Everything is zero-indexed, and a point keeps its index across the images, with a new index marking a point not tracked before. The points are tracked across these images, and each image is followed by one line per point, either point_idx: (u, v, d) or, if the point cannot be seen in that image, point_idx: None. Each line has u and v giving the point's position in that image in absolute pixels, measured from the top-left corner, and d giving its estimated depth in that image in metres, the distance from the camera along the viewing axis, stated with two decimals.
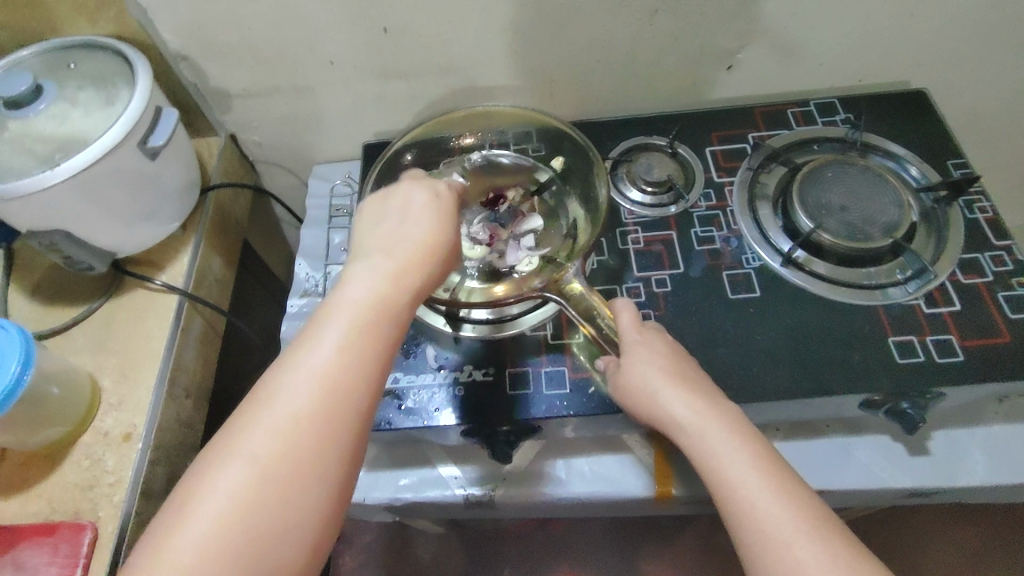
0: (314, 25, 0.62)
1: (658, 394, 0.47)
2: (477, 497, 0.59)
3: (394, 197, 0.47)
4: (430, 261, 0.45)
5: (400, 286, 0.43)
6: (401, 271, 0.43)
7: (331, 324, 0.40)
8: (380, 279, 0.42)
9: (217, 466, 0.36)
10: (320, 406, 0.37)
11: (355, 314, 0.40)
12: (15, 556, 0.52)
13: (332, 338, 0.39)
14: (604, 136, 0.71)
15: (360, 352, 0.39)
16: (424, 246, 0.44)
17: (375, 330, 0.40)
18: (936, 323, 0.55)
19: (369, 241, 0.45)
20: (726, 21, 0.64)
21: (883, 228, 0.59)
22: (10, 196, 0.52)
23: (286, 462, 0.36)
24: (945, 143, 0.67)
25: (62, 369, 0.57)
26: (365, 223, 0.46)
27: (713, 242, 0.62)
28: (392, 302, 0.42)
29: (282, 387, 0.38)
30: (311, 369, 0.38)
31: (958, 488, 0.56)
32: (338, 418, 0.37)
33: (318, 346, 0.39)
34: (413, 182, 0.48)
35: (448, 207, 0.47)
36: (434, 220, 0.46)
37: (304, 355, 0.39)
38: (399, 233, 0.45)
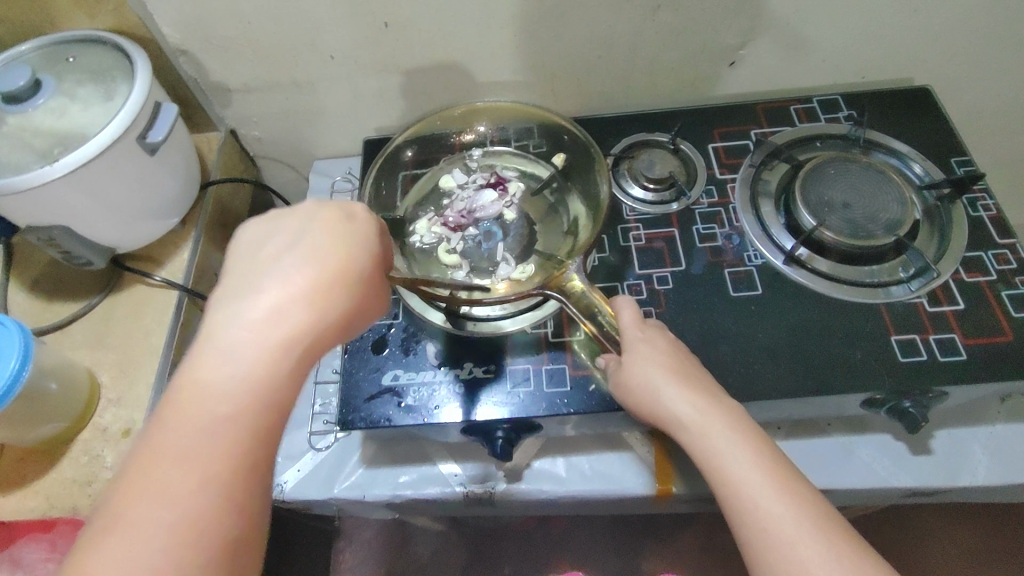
0: (314, 19, 0.62)
1: (661, 391, 0.46)
2: (477, 494, 0.59)
3: (287, 215, 0.43)
4: (331, 300, 0.40)
5: (287, 338, 0.37)
6: (289, 318, 0.38)
7: (203, 399, 0.35)
8: (263, 333, 0.37)
9: (118, 511, 0.32)
10: (186, 506, 0.32)
11: (234, 382, 0.35)
12: (14, 552, 0.54)
13: (204, 414, 0.34)
14: (606, 131, 0.70)
15: (236, 429, 0.34)
16: (320, 284, 0.39)
17: (256, 401, 0.35)
18: (939, 321, 0.55)
19: (252, 277, 0.40)
20: (730, 17, 0.63)
21: (885, 226, 0.59)
22: (9, 191, 0.52)
23: (194, 498, 0.32)
24: (949, 140, 0.66)
25: (60, 364, 0.56)
26: (248, 257, 0.41)
27: (715, 239, 0.62)
28: (276, 362, 0.36)
29: (141, 484, 0.32)
30: (176, 462, 0.33)
31: (960, 487, 0.56)
32: (207, 516, 0.32)
33: (186, 429, 0.34)
34: (314, 209, 0.43)
35: (358, 224, 0.43)
36: (335, 252, 0.41)
37: (171, 441, 0.33)
38: (291, 269, 0.40)
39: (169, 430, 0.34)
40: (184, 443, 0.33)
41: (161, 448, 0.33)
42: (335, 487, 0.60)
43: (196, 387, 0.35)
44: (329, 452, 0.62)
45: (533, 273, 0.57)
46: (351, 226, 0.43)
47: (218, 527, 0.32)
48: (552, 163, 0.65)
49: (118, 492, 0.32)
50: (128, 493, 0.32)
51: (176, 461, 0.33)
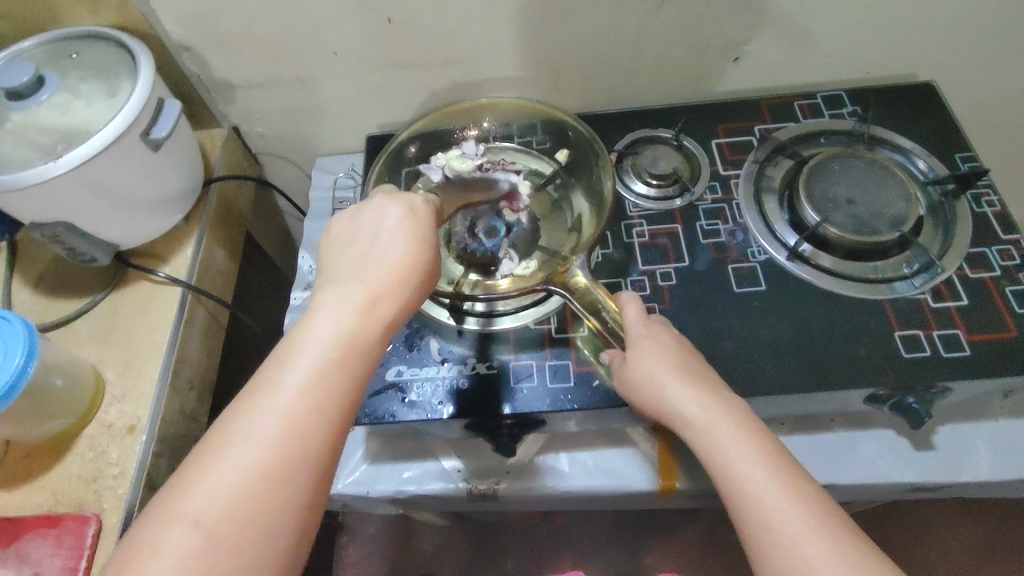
0: (317, 16, 0.62)
1: (666, 388, 0.46)
2: (480, 489, 0.59)
3: (365, 213, 0.45)
4: (408, 291, 0.42)
5: (372, 319, 0.41)
6: (375, 301, 0.41)
7: (289, 379, 0.38)
8: (353, 312, 0.40)
9: (202, 474, 0.35)
10: (279, 456, 0.36)
11: (324, 352, 0.39)
12: (19, 548, 0.52)
13: (299, 378, 0.38)
14: (610, 127, 0.70)
15: (326, 395, 0.38)
16: (401, 273, 0.42)
17: (344, 372, 0.39)
18: (943, 316, 0.55)
19: (342, 265, 0.43)
20: (733, 12, 0.63)
21: (889, 222, 0.59)
22: (13, 188, 0.52)
23: (266, 473, 0.35)
24: (953, 136, 0.66)
25: (65, 361, 0.57)
26: (338, 248, 0.45)
27: (719, 235, 0.62)
28: (361, 340, 0.40)
29: (243, 430, 0.36)
30: (271, 415, 0.37)
31: (963, 482, 0.56)
32: (296, 469, 0.36)
33: (282, 388, 0.37)
34: (385, 201, 0.45)
35: (424, 221, 0.45)
36: (412, 242, 0.43)
37: (270, 397, 0.37)
38: (373, 257, 0.43)
39: (251, 408, 0.37)
40: (281, 401, 0.37)
41: (258, 401, 0.37)
42: (339, 483, 0.60)
43: (293, 353, 0.39)
44: None
45: (536, 270, 0.57)
46: (413, 222, 0.44)
47: (300, 480, 0.36)
48: (556, 159, 0.65)
49: (222, 435, 0.36)
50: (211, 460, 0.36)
51: (273, 416, 0.37)
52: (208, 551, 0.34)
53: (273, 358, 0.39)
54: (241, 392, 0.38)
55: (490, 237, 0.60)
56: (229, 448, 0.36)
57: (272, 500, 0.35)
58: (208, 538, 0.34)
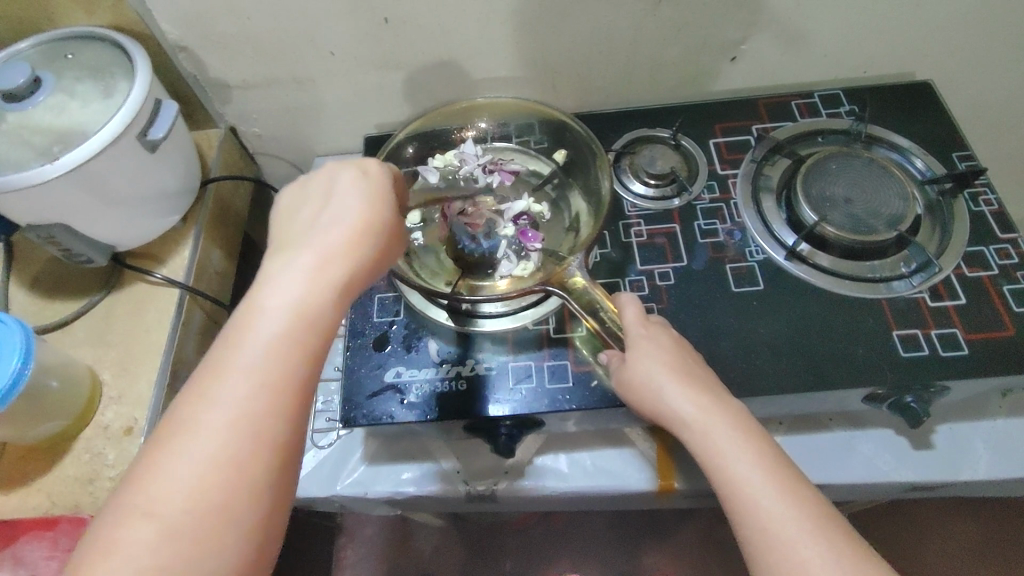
0: (314, 16, 0.62)
1: (664, 390, 0.46)
2: (479, 490, 0.59)
3: (316, 180, 0.45)
4: (365, 253, 0.42)
5: (328, 285, 0.40)
6: (326, 267, 0.40)
7: (247, 350, 0.37)
8: (306, 280, 0.39)
9: (165, 456, 0.35)
10: (240, 433, 0.35)
11: (280, 323, 0.38)
12: (15, 550, 0.53)
13: (253, 352, 0.37)
14: (607, 127, 0.70)
15: (283, 366, 0.37)
16: (355, 237, 0.41)
17: (304, 337, 0.38)
18: (941, 315, 0.55)
19: (296, 233, 0.42)
20: (730, 12, 0.63)
21: (887, 220, 0.59)
22: (8, 188, 0.51)
23: (234, 449, 0.35)
24: (950, 135, 0.66)
25: (62, 362, 0.56)
26: (292, 217, 0.44)
27: (716, 235, 0.62)
28: (320, 304, 0.39)
29: (201, 410, 0.36)
30: (228, 393, 0.36)
31: (961, 482, 0.56)
32: (260, 445, 0.36)
33: (236, 364, 0.37)
34: (336, 166, 0.45)
35: (377, 182, 0.44)
36: (363, 205, 0.42)
37: (223, 376, 0.36)
38: (326, 223, 0.42)
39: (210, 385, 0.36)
40: (236, 377, 0.36)
41: (213, 381, 0.36)
42: (337, 484, 0.60)
43: (245, 326, 0.38)
44: (331, 449, 0.62)
45: (535, 270, 0.57)
46: (367, 184, 0.44)
47: (268, 451, 0.36)
48: (554, 159, 0.65)
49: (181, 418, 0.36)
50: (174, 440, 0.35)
51: (229, 393, 0.36)
52: (178, 530, 0.33)
53: (229, 332, 0.38)
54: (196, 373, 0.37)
55: (490, 236, 0.60)
56: (191, 427, 0.35)
57: (241, 475, 0.35)
58: (174, 521, 0.33)
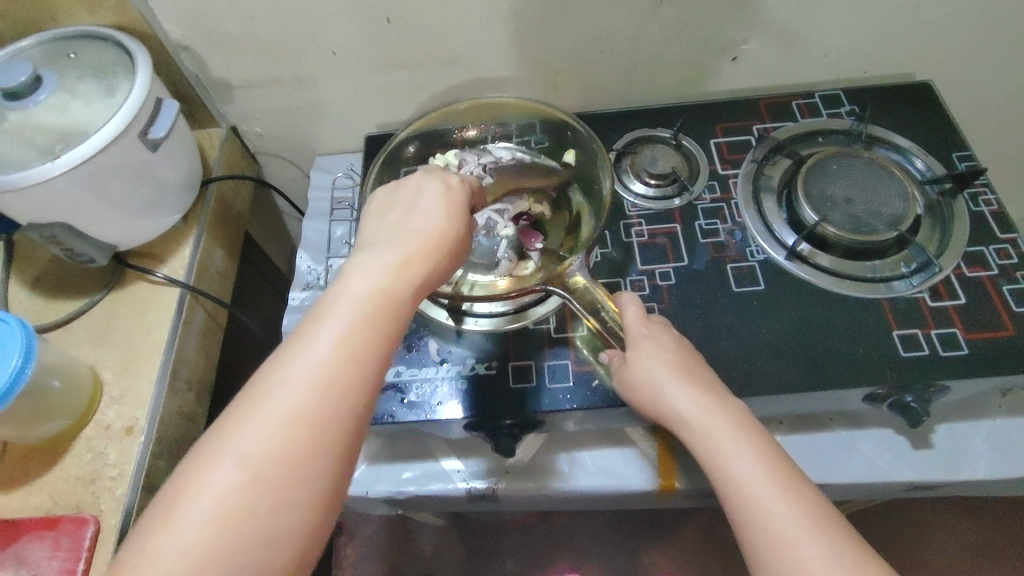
0: (316, 16, 0.62)
1: (667, 390, 0.46)
2: (480, 489, 0.59)
3: (405, 187, 0.46)
4: (440, 256, 0.43)
5: (407, 276, 0.41)
6: (409, 262, 0.41)
7: (327, 328, 0.38)
8: (390, 268, 0.40)
9: (239, 424, 0.35)
10: (321, 400, 0.35)
11: (359, 307, 0.38)
12: (16, 551, 0.52)
13: (339, 327, 0.38)
14: (609, 127, 0.70)
15: (366, 343, 0.38)
16: (438, 238, 0.43)
17: (381, 324, 0.39)
18: (941, 315, 0.55)
19: (378, 235, 0.43)
20: (732, 12, 0.63)
21: (888, 221, 0.59)
22: (10, 188, 0.51)
23: (308, 421, 0.35)
24: (951, 135, 0.66)
25: (63, 361, 0.56)
26: (375, 219, 0.45)
27: (717, 235, 0.62)
28: (397, 295, 0.40)
29: (286, 372, 0.36)
30: (314, 359, 0.36)
31: (961, 481, 0.56)
32: (339, 414, 0.36)
33: (323, 336, 0.37)
34: (422, 178, 0.47)
35: (456, 195, 0.46)
36: (450, 212, 0.44)
37: (303, 351, 0.37)
38: (412, 221, 0.43)
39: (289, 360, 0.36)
40: (322, 347, 0.37)
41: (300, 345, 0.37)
42: None
43: (331, 303, 0.39)
44: None
45: (535, 271, 0.58)
46: (445, 194, 0.45)
47: (339, 426, 0.36)
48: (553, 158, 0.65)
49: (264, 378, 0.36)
50: (247, 409, 0.35)
51: (315, 359, 0.36)
52: (248, 495, 0.33)
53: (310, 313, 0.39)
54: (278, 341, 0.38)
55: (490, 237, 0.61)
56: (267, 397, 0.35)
57: (314, 447, 0.35)
58: (260, 466, 0.34)
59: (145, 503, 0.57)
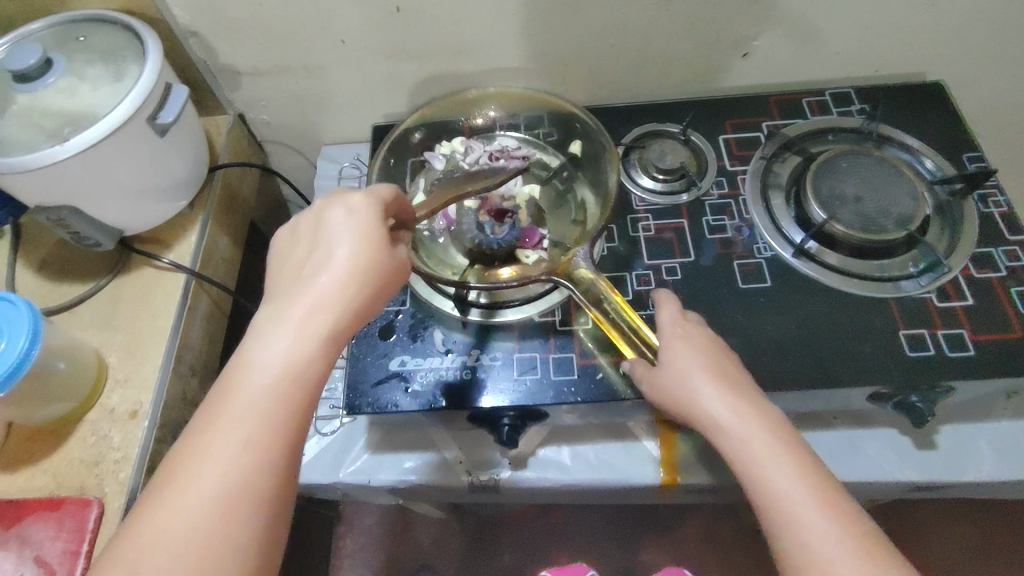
0: (326, 4, 0.62)
1: (702, 398, 0.45)
2: (482, 481, 0.59)
3: (307, 219, 0.45)
4: (350, 300, 0.41)
5: (314, 334, 0.40)
6: (313, 317, 0.40)
7: (237, 400, 0.38)
8: (297, 324, 0.40)
9: (154, 515, 0.35)
10: (228, 490, 0.36)
11: (268, 374, 0.38)
12: (20, 531, 0.52)
13: (244, 406, 0.37)
14: (617, 121, 0.70)
15: (274, 419, 0.38)
16: (344, 284, 0.41)
17: (290, 389, 0.39)
18: (948, 317, 0.55)
19: (283, 278, 0.43)
20: (743, 8, 0.63)
21: (896, 220, 0.58)
22: (18, 169, 0.52)
23: (221, 505, 0.35)
24: (962, 135, 0.66)
25: (67, 344, 0.57)
26: (281, 255, 0.44)
27: (725, 231, 0.62)
28: (306, 355, 0.39)
29: (198, 455, 0.36)
30: (220, 451, 0.36)
31: (964, 482, 0.56)
32: (250, 499, 0.36)
33: (229, 418, 0.37)
34: (325, 207, 0.44)
35: (367, 221, 0.43)
36: (355, 249, 0.42)
37: (214, 428, 0.37)
38: (315, 267, 0.42)
39: (202, 439, 0.37)
40: (229, 432, 0.37)
41: (211, 423, 0.37)
42: (340, 471, 0.60)
43: (237, 378, 0.38)
44: (334, 437, 0.62)
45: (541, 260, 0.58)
46: (354, 224, 0.43)
47: (254, 503, 0.36)
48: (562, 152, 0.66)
49: (174, 471, 0.36)
50: (162, 496, 0.36)
51: (214, 458, 0.36)
52: None
53: (221, 379, 0.39)
54: (188, 425, 0.38)
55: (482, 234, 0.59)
56: (179, 483, 0.36)
57: (230, 529, 0.35)
58: (175, 558, 0.34)
59: None
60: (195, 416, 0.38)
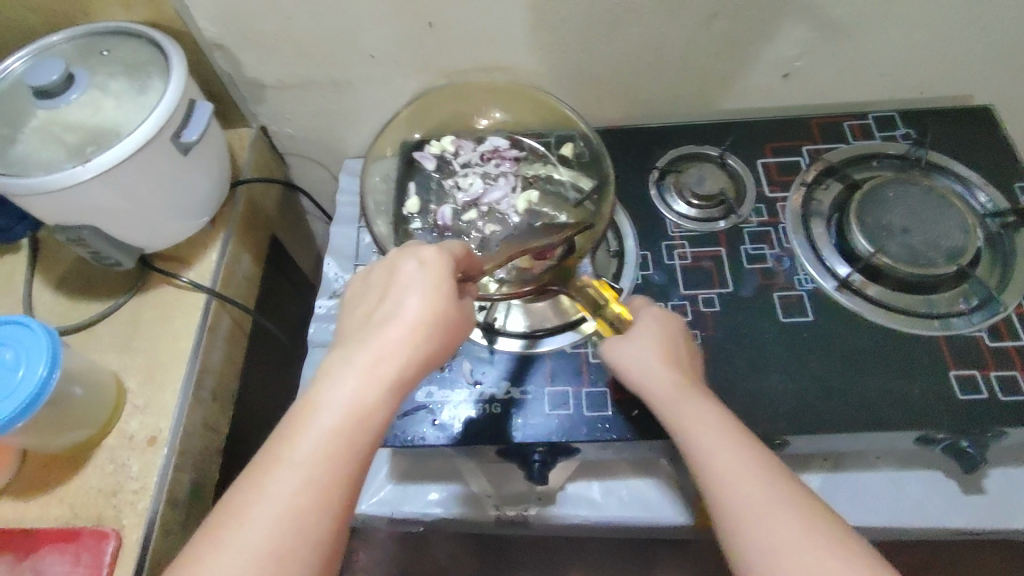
0: (356, 18, 0.60)
1: (647, 368, 0.47)
2: (510, 516, 0.58)
3: (380, 267, 0.43)
4: (419, 351, 0.40)
5: (376, 385, 0.38)
6: (380, 367, 0.39)
7: (298, 449, 0.37)
8: (360, 375, 0.38)
9: (205, 560, 0.34)
10: (281, 537, 0.35)
11: (331, 423, 0.37)
12: (35, 562, 0.51)
13: (303, 454, 0.36)
14: (652, 142, 0.67)
15: (330, 470, 0.36)
16: (409, 339, 0.40)
17: (351, 440, 0.37)
18: (1002, 357, 0.53)
19: (352, 325, 0.42)
20: (788, 27, 0.61)
21: (946, 253, 0.56)
22: (39, 190, 0.50)
23: (272, 556, 0.34)
24: (1012, 164, 0.64)
25: (85, 367, 0.55)
26: (352, 304, 0.44)
27: (765, 261, 0.59)
28: (369, 406, 0.38)
29: (253, 502, 0.35)
30: (276, 498, 0.35)
31: (1013, 530, 0.54)
32: (299, 551, 0.35)
33: (287, 465, 0.36)
34: (399, 255, 0.43)
35: (440, 272, 0.41)
36: (424, 302, 0.40)
37: (272, 475, 0.36)
38: (385, 317, 0.41)
39: (260, 485, 0.36)
40: (286, 479, 0.36)
41: (270, 469, 0.36)
42: (363, 503, 0.58)
43: (298, 424, 0.37)
44: None
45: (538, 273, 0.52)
46: (427, 275, 0.41)
47: (305, 556, 0.35)
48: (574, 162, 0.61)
49: (230, 515, 0.36)
50: (215, 540, 0.35)
51: (270, 506, 0.35)
52: None
53: (285, 422, 0.38)
54: (248, 465, 0.37)
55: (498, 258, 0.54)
56: (232, 530, 0.35)
57: None
58: None
59: (166, 518, 0.55)
60: (255, 458, 0.37)
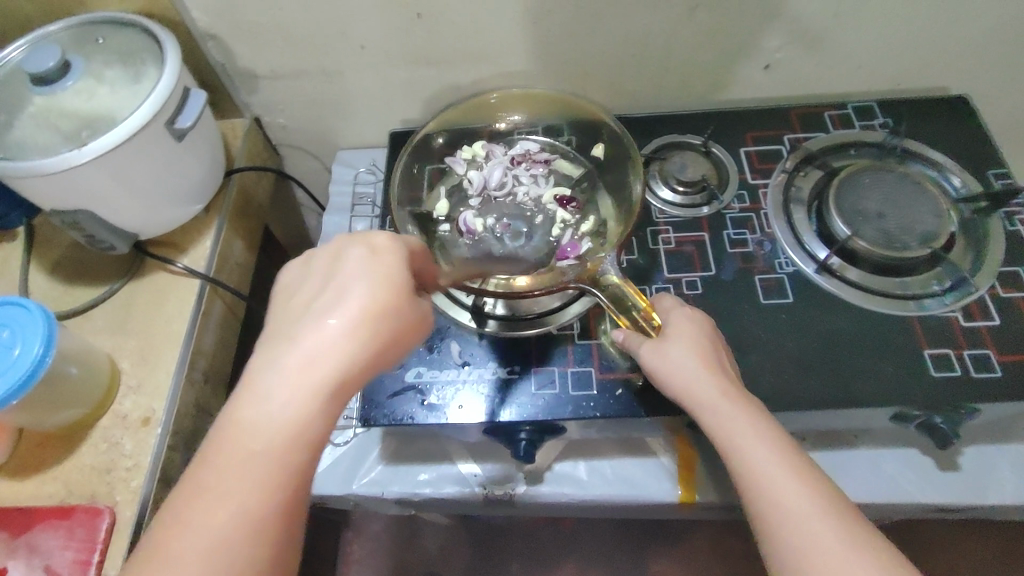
0: (346, 9, 0.61)
1: (696, 379, 0.44)
2: (497, 494, 0.59)
3: (325, 256, 0.42)
4: (363, 345, 0.39)
5: (319, 382, 0.37)
6: (322, 362, 0.38)
7: (238, 450, 0.36)
8: (301, 375, 0.37)
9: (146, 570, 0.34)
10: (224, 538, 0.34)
11: (272, 421, 0.36)
12: (30, 539, 0.52)
13: (240, 464, 0.36)
14: (637, 131, 0.69)
15: (274, 469, 0.36)
16: (353, 333, 0.38)
17: (295, 437, 0.37)
18: (973, 335, 0.54)
19: (289, 317, 0.40)
20: (767, 19, 0.62)
21: (920, 237, 0.58)
22: (33, 173, 0.51)
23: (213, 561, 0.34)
24: (986, 152, 0.65)
25: (79, 349, 0.56)
26: (290, 294, 0.42)
27: (746, 245, 0.61)
28: (312, 402, 0.37)
29: (194, 505, 0.35)
30: (217, 502, 0.35)
31: (987, 505, 0.56)
32: (242, 552, 0.34)
33: (227, 467, 0.36)
34: (344, 243, 0.42)
35: (386, 261, 0.41)
36: (370, 292, 0.39)
37: (212, 479, 0.35)
38: (325, 309, 0.39)
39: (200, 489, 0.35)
40: (229, 482, 0.35)
41: (211, 472, 0.36)
42: (353, 483, 0.59)
43: (233, 434, 0.36)
44: (347, 448, 0.61)
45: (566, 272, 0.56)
46: (373, 264, 0.40)
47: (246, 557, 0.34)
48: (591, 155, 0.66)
49: (168, 521, 0.35)
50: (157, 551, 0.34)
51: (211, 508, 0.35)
52: None
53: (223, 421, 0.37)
54: (189, 468, 0.37)
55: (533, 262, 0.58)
56: (173, 537, 0.34)
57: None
58: None
59: (159, 497, 0.56)
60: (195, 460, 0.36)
